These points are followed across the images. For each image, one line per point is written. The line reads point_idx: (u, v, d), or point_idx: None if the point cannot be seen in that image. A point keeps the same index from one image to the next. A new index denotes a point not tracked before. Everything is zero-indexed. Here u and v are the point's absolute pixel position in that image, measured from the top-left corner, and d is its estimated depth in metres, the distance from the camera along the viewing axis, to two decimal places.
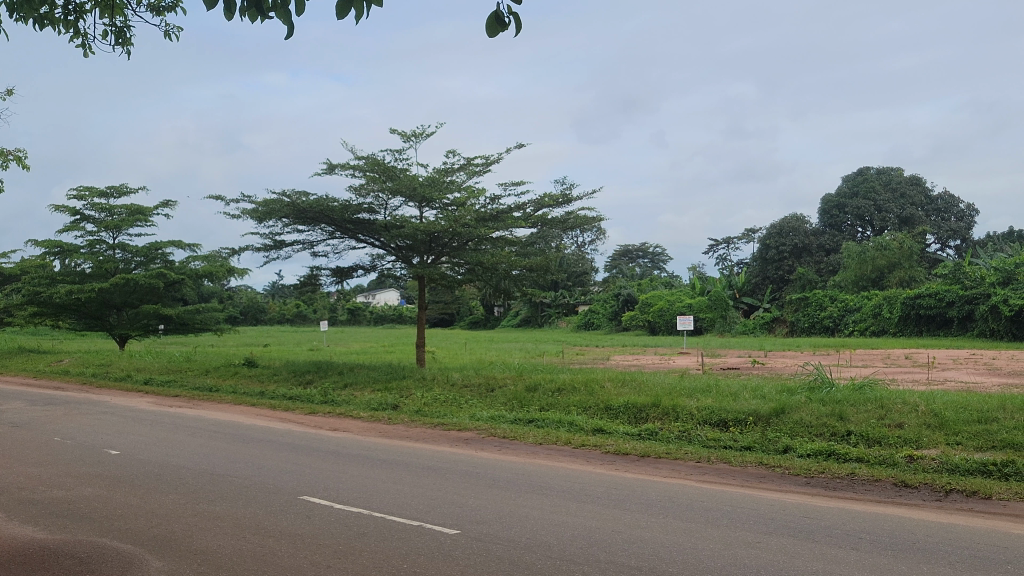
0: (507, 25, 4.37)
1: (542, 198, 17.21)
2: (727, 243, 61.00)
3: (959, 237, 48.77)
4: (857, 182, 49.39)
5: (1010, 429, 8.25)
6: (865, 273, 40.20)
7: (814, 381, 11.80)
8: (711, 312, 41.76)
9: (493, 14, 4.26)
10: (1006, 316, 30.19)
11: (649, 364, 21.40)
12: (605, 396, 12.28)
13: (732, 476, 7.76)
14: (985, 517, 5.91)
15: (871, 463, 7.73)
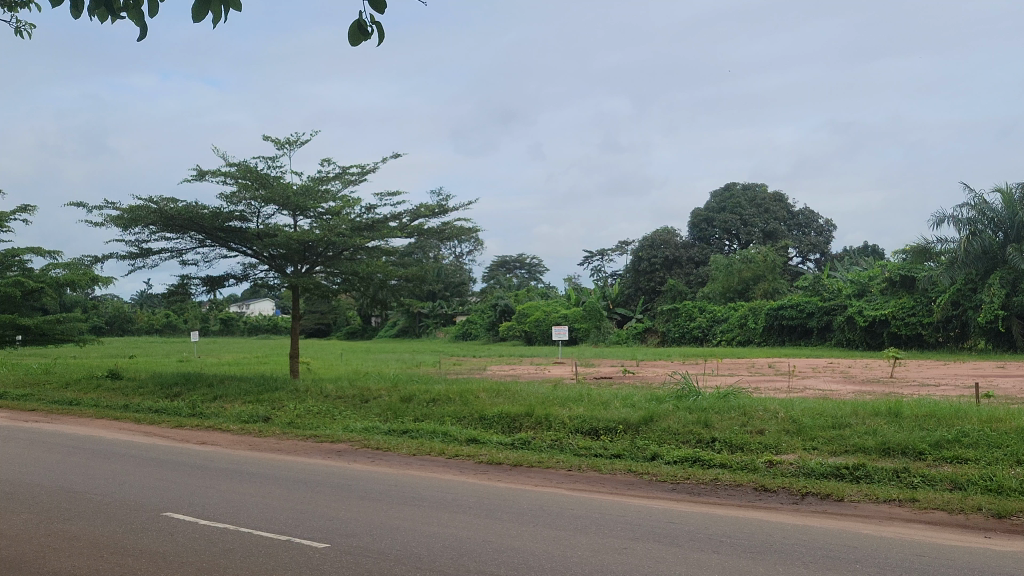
0: (368, 37, 4.29)
1: (419, 207, 17.17)
2: (601, 255, 62.08)
3: (818, 251, 51.05)
4: (724, 198, 51.05)
5: (861, 434, 8.70)
6: (732, 284, 41.57)
7: (681, 390, 12.15)
8: (586, 322, 42.38)
9: (355, 23, 4.16)
10: (861, 326, 31.81)
11: (525, 373, 21.59)
12: (479, 405, 12.33)
13: (602, 482, 7.92)
14: (836, 518, 6.21)
15: (734, 467, 7.99)
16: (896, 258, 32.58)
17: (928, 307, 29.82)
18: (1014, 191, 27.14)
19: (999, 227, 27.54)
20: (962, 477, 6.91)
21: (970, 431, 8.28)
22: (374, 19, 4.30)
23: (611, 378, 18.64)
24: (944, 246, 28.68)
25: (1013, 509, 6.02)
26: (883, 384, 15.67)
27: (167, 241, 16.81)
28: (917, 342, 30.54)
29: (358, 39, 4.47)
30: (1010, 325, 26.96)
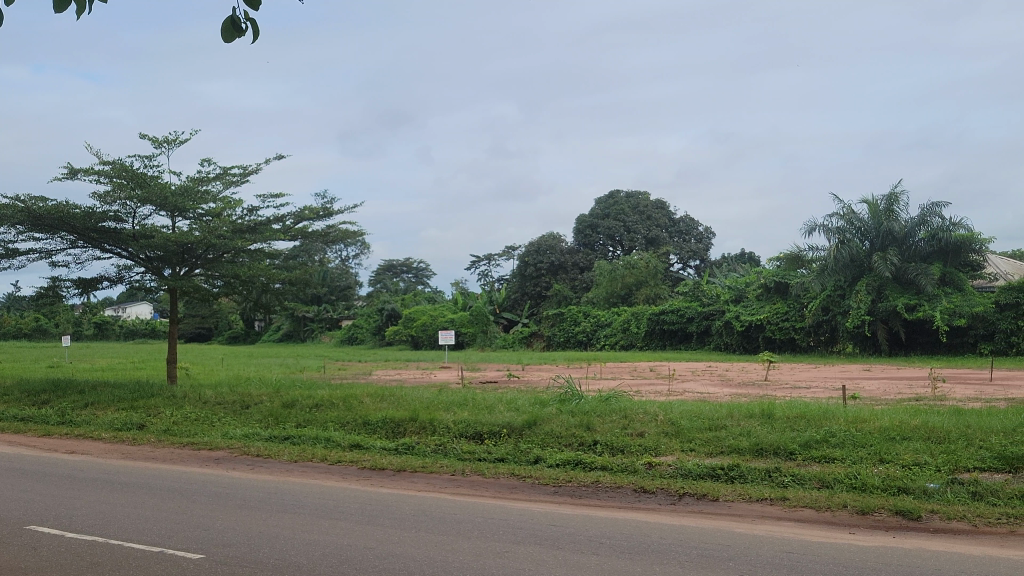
0: (241, 34, 4.12)
1: (303, 210, 16.89)
2: (488, 260, 62.30)
3: (697, 257, 52.44)
4: (608, 205, 51.95)
5: (736, 436, 8.96)
6: (615, 289, 42.30)
7: (564, 393, 12.27)
8: (472, 326, 42.47)
9: (228, 18, 4.01)
10: (738, 330, 32.74)
11: (410, 379, 21.39)
12: (363, 410, 12.21)
13: (485, 486, 7.94)
14: (712, 517, 6.37)
15: (614, 470, 8.13)
16: (771, 265, 33.77)
17: (800, 312, 30.94)
18: (880, 202, 28.54)
19: (866, 236, 28.93)
20: (829, 476, 7.19)
21: (837, 431, 8.62)
22: (250, 18, 4.14)
23: (496, 382, 18.66)
24: (816, 254, 30.03)
25: (876, 506, 6.30)
26: (759, 386, 16.20)
27: (37, 241, 16.08)
28: (790, 346, 31.67)
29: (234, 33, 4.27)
30: (875, 329, 28.21)
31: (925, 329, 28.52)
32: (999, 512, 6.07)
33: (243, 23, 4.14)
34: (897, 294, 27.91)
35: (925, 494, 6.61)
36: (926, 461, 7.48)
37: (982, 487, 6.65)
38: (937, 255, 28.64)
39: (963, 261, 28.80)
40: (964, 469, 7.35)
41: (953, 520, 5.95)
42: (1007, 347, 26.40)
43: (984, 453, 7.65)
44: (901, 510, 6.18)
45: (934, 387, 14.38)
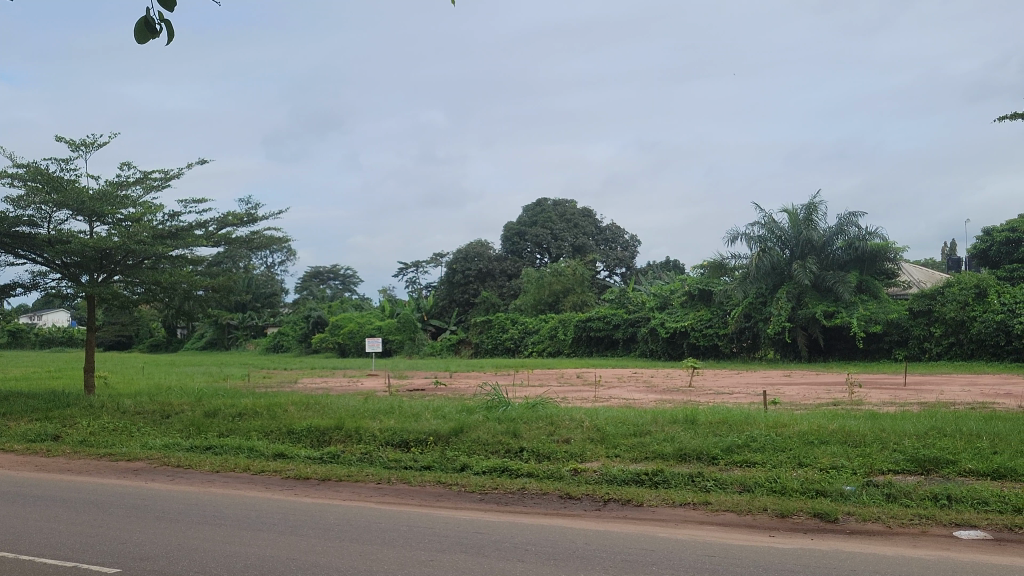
0: (155, 37, 3.96)
1: (227, 215, 16.61)
2: (416, 267, 61.98)
3: (623, 265, 53.05)
4: (536, 212, 52.26)
5: (660, 441, 9.08)
6: (543, 296, 42.50)
7: (491, 401, 12.27)
8: (400, 333, 42.21)
9: (141, 19, 3.87)
10: (663, 337, 33.11)
11: (336, 387, 21.13)
12: (287, 419, 12.03)
13: (410, 494, 7.89)
14: (636, 522, 6.42)
15: (540, 476, 8.15)
16: (695, 273, 34.31)
17: (724, 319, 31.45)
18: (799, 211, 29.29)
19: (786, 244, 29.60)
20: (750, 480, 7.32)
21: (758, 436, 8.79)
22: (164, 21, 3.96)
23: (422, 390, 18.56)
24: (739, 262, 30.59)
25: (795, 509, 6.44)
26: (682, 392, 16.43)
27: None
28: (714, 352, 32.16)
29: (147, 36, 4.07)
30: (795, 336, 28.86)
31: (843, 335, 29.29)
32: (913, 513, 6.25)
33: (154, 28, 3.95)
34: (815, 301, 28.62)
35: (842, 496, 6.77)
36: (843, 464, 7.67)
37: (896, 488, 6.83)
38: (854, 264, 29.48)
39: (879, 270, 29.69)
40: (879, 471, 7.55)
41: (868, 522, 6.10)
42: (920, 352, 27.26)
43: (897, 455, 7.88)
44: (818, 512, 6.32)
45: (851, 391, 14.74)
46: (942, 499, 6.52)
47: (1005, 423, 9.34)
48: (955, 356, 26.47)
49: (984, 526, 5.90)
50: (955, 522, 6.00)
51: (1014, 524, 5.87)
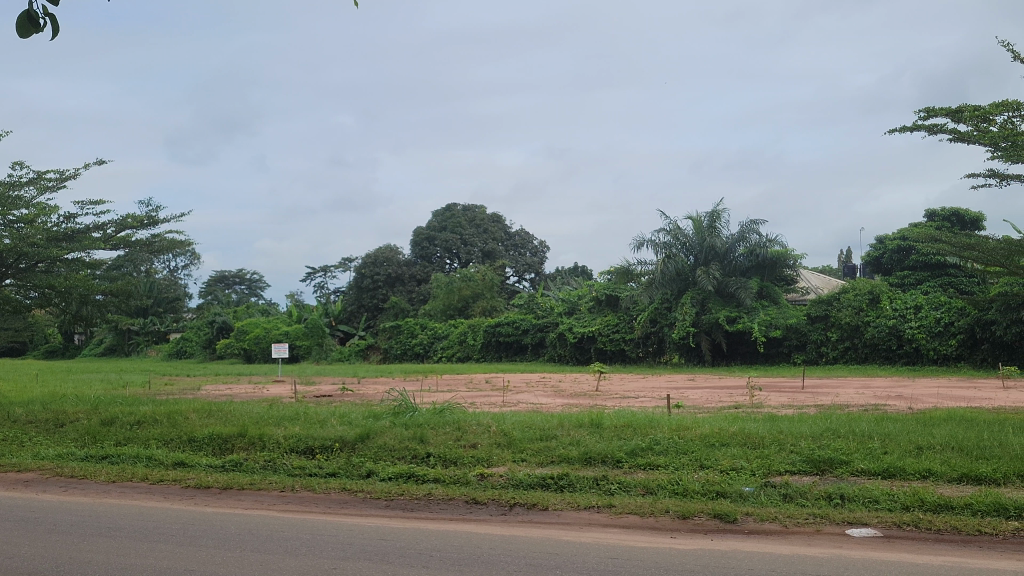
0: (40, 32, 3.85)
1: (126, 218, 16.13)
2: (324, 272, 61.18)
3: (532, 271, 53.46)
4: (445, 218, 52.25)
5: (566, 445, 9.15)
6: (452, 302, 42.43)
7: (398, 406, 12.17)
8: (308, 339, 41.58)
9: (23, 13, 3.74)
10: (570, 342, 33.31)
11: (239, 393, 20.61)
12: (188, 427, 11.71)
13: (313, 502, 7.76)
14: (540, 527, 6.46)
15: (446, 481, 8.13)
16: (602, 279, 34.75)
17: (630, 325, 31.85)
18: (703, 218, 29.97)
19: (690, 251, 30.24)
20: (653, 483, 7.42)
21: (660, 439, 8.94)
22: (48, 20, 3.83)
23: (329, 396, 18.30)
24: (644, 268, 31.07)
25: (696, 509, 6.57)
26: (590, 396, 16.57)
27: None
28: (620, 357, 32.54)
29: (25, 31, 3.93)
30: (699, 340, 29.41)
31: (744, 340, 30.00)
32: (807, 512, 6.43)
33: (36, 26, 3.82)
34: (718, 307, 29.25)
35: (741, 497, 6.93)
36: (743, 466, 7.85)
37: (792, 489, 7.03)
38: (755, 270, 30.30)
39: (779, 277, 30.57)
40: (777, 471, 7.75)
41: (766, 522, 6.25)
42: (818, 356, 28.08)
43: (794, 457, 8.11)
44: (719, 513, 6.45)
45: (751, 396, 15.02)
46: (836, 498, 6.73)
47: (897, 424, 9.70)
48: (850, 360, 27.35)
49: (875, 524, 6.11)
50: (848, 520, 6.20)
51: (902, 521, 6.10)
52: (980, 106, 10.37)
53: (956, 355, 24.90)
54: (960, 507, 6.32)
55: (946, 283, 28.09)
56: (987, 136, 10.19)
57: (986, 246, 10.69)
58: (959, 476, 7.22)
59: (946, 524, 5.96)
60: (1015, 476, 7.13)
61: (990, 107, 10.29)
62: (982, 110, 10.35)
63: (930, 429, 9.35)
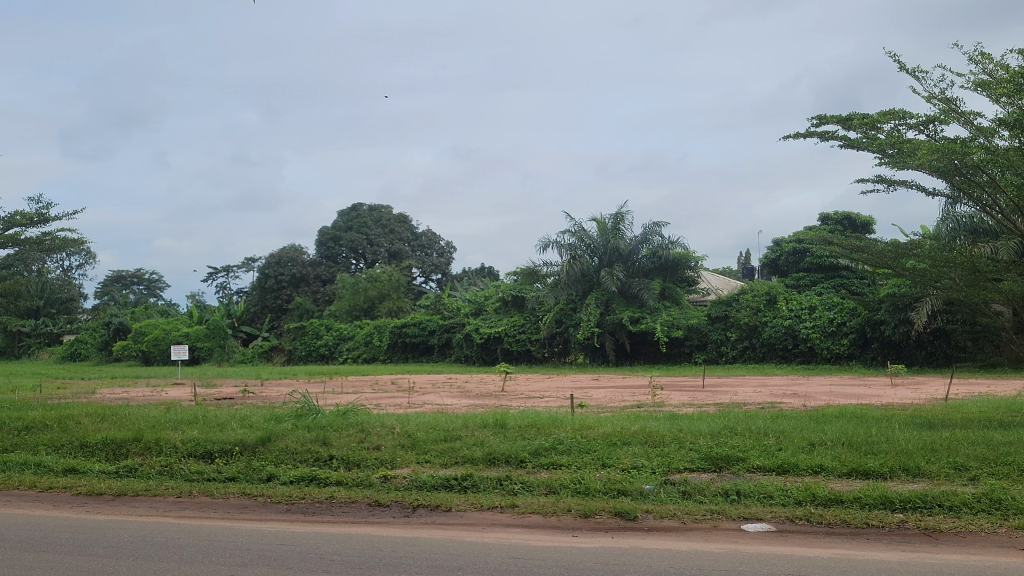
0: None
1: (15, 215, 15.50)
2: (226, 273, 59.86)
3: (439, 271, 53.41)
4: (351, 218, 51.76)
5: (470, 446, 9.17)
6: (358, 303, 42.01)
7: (300, 408, 12.00)
8: (209, 340, 40.60)
9: None
10: (476, 343, 33.24)
11: (135, 396, 20.02)
12: (81, 432, 11.32)
13: (212, 508, 7.59)
14: (444, 529, 6.43)
15: (349, 484, 8.03)
16: (509, 280, 34.90)
17: (536, 325, 32.02)
18: (607, 220, 30.33)
19: (595, 252, 30.59)
20: (556, 482, 7.48)
21: (564, 438, 9.00)
22: None
23: (229, 399, 17.95)
24: (550, 269, 31.26)
25: (598, 508, 6.63)
26: (495, 397, 16.59)
27: None
28: (526, 357, 32.69)
29: None
30: (604, 340, 29.79)
31: (647, 340, 30.54)
32: (705, 508, 6.57)
33: None
34: (622, 308, 29.66)
35: (642, 495, 7.03)
36: (643, 464, 7.98)
37: (691, 486, 7.17)
38: (658, 272, 30.85)
39: (680, 278, 31.17)
40: (677, 470, 7.89)
41: (664, 519, 6.36)
42: (717, 355, 28.75)
43: (693, 454, 8.27)
44: (619, 511, 6.54)
45: (653, 394, 15.26)
46: (732, 495, 6.88)
47: (791, 422, 10.00)
48: (748, 359, 28.07)
49: (769, 519, 6.28)
50: (743, 516, 6.36)
51: (795, 516, 6.28)
52: (869, 114, 10.73)
53: (848, 353, 25.79)
54: (850, 501, 6.53)
55: (838, 284, 29.07)
56: (875, 143, 10.57)
57: (875, 248, 11.09)
58: (848, 470, 7.47)
59: (836, 517, 6.16)
60: (901, 470, 7.41)
61: (878, 115, 10.66)
62: (870, 118, 10.70)
63: (823, 425, 9.65)
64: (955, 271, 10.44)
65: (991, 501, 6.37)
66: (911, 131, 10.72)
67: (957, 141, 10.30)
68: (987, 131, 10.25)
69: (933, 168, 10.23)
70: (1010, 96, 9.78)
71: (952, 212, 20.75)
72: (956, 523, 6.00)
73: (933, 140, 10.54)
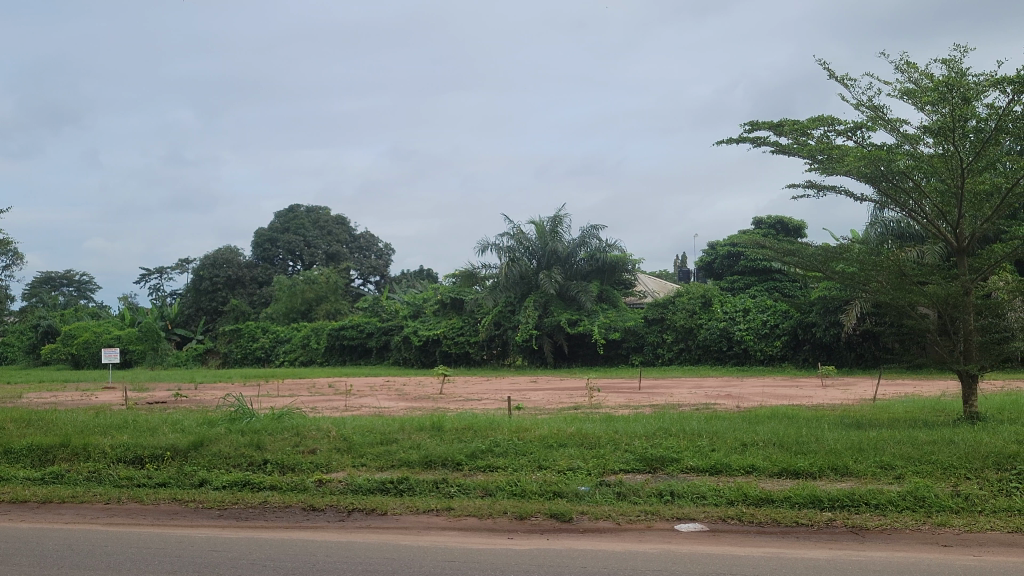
0: None
1: None
2: (158, 274, 58.72)
3: (377, 273, 53.24)
4: (288, 219, 51.19)
5: (407, 449, 9.12)
6: (295, 305, 41.54)
7: (235, 411, 11.83)
8: (141, 343, 39.30)
9: None
10: (415, 345, 33.11)
11: (63, 401, 19.54)
12: (5, 438, 10.98)
13: (142, 514, 7.42)
14: (379, 532, 6.41)
15: (283, 489, 7.94)
16: (447, 282, 34.84)
17: (475, 327, 32.01)
18: (546, 223, 30.43)
19: (533, 254, 30.67)
20: (492, 484, 7.49)
21: (501, 441, 9.02)
22: None
23: (161, 402, 17.60)
24: (488, 271, 31.28)
25: (533, 510, 6.66)
26: (432, 400, 16.57)
27: None
28: (465, 359, 32.66)
29: None
30: (542, 343, 29.89)
31: (585, 342, 30.78)
32: (639, 509, 6.63)
33: None
34: (560, 310, 29.79)
35: (577, 497, 7.07)
36: (579, 465, 8.03)
37: (626, 487, 7.23)
38: (595, 274, 31.06)
39: (617, 281, 31.46)
40: (611, 471, 7.96)
41: (599, 520, 6.41)
42: (654, 357, 29.07)
43: (628, 455, 8.35)
44: (554, 513, 6.57)
45: (589, 396, 15.42)
46: (666, 495, 6.96)
47: (725, 422, 10.14)
48: (684, 360, 28.44)
49: (702, 519, 6.36)
50: (677, 516, 6.43)
51: (727, 515, 6.37)
52: (799, 120, 10.94)
53: (781, 355, 26.28)
54: (780, 500, 6.65)
55: (772, 287, 29.62)
56: (805, 149, 10.76)
57: (805, 252, 11.31)
58: (779, 470, 7.60)
59: (767, 517, 6.27)
60: (829, 470, 7.56)
61: (808, 122, 10.88)
62: (800, 124, 10.91)
63: (756, 426, 9.81)
64: (882, 276, 10.73)
65: (915, 499, 6.53)
66: (840, 137, 10.96)
67: (883, 147, 10.56)
68: (911, 138, 10.53)
69: (860, 175, 10.48)
70: (934, 104, 10.02)
71: (880, 217, 21.25)
72: (883, 520, 6.15)
73: (861, 146, 10.79)
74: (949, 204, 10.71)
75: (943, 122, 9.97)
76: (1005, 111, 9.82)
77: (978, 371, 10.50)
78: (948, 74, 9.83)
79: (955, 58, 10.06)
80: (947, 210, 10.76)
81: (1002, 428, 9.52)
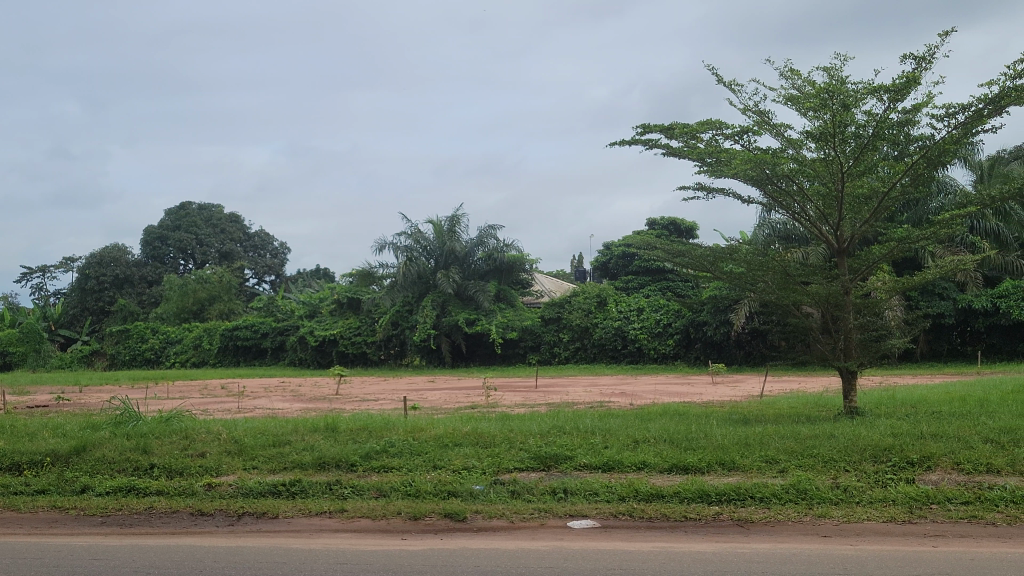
0: None
1: None
2: (42, 273, 56.38)
3: (272, 272, 52.37)
4: (179, 217, 49.74)
5: (300, 450, 8.98)
6: (186, 305, 40.42)
7: (119, 415, 11.44)
8: (22, 345, 37.56)
9: None
10: (310, 345, 32.59)
11: None
12: None
13: (18, 523, 7.11)
14: (270, 535, 6.29)
15: (170, 494, 7.71)
16: (344, 281, 34.44)
17: (372, 327, 31.77)
18: (443, 222, 30.34)
19: (430, 254, 30.53)
20: (386, 485, 7.44)
21: (396, 441, 8.97)
22: None
23: (44, 406, 16.90)
24: (385, 270, 31.01)
25: (428, 510, 6.64)
26: (328, 401, 16.36)
27: None
28: (361, 359, 32.36)
29: None
30: (439, 342, 29.81)
31: (482, 342, 30.86)
32: (532, 507, 6.66)
33: None
34: (458, 309, 29.78)
35: (471, 495, 7.08)
36: (473, 465, 8.03)
37: (520, 485, 7.27)
38: (492, 274, 31.17)
39: (514, 280, 31.63)
40: (506, 469, 7.99)
41: (492, 519, 6.43)
42: (551, 356, 29.35)
43: (523, 454, 8.39)
44: (448, 513, 6.55)
45: (485, 396, 15.47)
46: (559, 493, 7.02)
47: (617, 419, 10.30)
48: (581, 358, 28.89)
49: (593, 515, 6.44)
50: (570, 514, 6.49)
51: (618, 511, 6.46)
52: (688, 124, 11.17)
53: (673, 353, 26.83)
54: (670, 495, 6.78)
55: (665, 287, 30.23)
56: (695, 152, 10.99)
57: (695, 253, 11.56)
58: (669, 466, 7.76)
59: (656, 512, 6.39)
60: (717, 464, 7.76)
61: (697, 125, 11.11)
62: (690, 127, 11.14)
63: (648, 423, 9.96)
64: (768, 276, 11.07)
65: (797, 491, 6.76)
66: (727, 141, 11.23)
67: (769, 151, 10.88)
68: (795, 142, 10.87)
69: (747, 178, 10.77)
70: (816, 111, 10.35)
71: (768, 219, 21.90)
72: (766, 513, 6.34)
73: (748, 149, 11.07)
74: (830, 207, 11.14)
75: (824, 128, 10.31)
76: (882, 117, 10.25)
77: (858, 368, 11.02)
78: (829, 82, 10.19)
79: (835, 65, 10.43)
80: (828, 213, 11.21)
81: (880, 421, 9.91)
